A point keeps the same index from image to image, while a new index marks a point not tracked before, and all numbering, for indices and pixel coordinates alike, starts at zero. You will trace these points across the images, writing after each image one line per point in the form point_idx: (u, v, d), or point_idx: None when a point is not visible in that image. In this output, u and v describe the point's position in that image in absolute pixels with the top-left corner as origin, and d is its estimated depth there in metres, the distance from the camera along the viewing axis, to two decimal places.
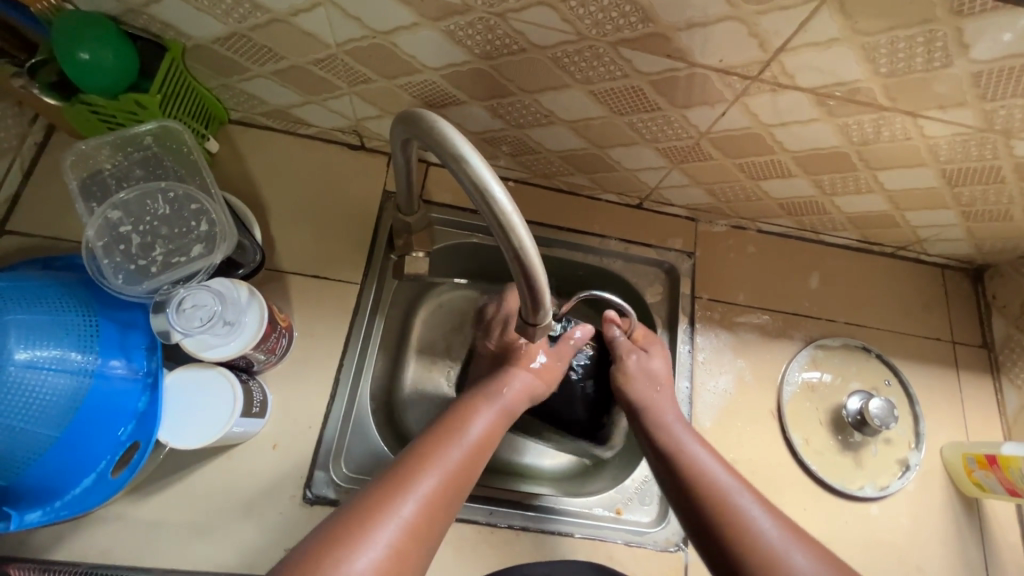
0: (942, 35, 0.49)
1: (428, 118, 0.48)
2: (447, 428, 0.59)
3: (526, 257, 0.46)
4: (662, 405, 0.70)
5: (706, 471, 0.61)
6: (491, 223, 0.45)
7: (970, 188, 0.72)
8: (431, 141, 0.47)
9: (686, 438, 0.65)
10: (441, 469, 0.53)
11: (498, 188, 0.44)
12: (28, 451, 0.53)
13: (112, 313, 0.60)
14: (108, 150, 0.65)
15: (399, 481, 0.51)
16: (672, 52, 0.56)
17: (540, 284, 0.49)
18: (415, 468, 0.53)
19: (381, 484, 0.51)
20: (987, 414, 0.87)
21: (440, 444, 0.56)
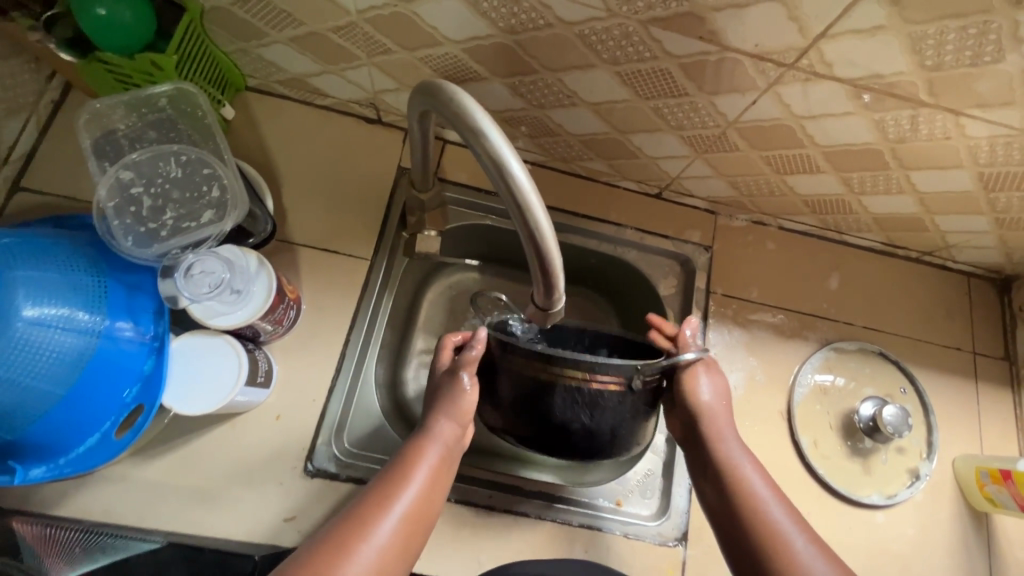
0: (996, 27, 0.46)
1: (448, 89, 0.46)
2: (376, 493, 0.53)
3: (541, 236, 0.45)
4: (722, 424, 0.61)
5: (756, 502, 0.56)
6: (506, 198, 0.44)
7: (1008, 194, 0.69)
8: (450, 115, 0.45)
9: (739, 458, 0.59)
10: (384, 532, 0.51)
11: (516, 164, 0.43)
12: (36, 407, 0.53)
13: (122, 275, 0.60)
14: (122, 110, 0.64)
15: (353, 532, 0.50)
16: (705, 34, 0.53)
17: (554, 267, 0.47)
18: (369, 514, 0.51)
19: (335, 533, 0.50)
20: (1003, 428, 0.85)
21: (367, 520, 0.51)
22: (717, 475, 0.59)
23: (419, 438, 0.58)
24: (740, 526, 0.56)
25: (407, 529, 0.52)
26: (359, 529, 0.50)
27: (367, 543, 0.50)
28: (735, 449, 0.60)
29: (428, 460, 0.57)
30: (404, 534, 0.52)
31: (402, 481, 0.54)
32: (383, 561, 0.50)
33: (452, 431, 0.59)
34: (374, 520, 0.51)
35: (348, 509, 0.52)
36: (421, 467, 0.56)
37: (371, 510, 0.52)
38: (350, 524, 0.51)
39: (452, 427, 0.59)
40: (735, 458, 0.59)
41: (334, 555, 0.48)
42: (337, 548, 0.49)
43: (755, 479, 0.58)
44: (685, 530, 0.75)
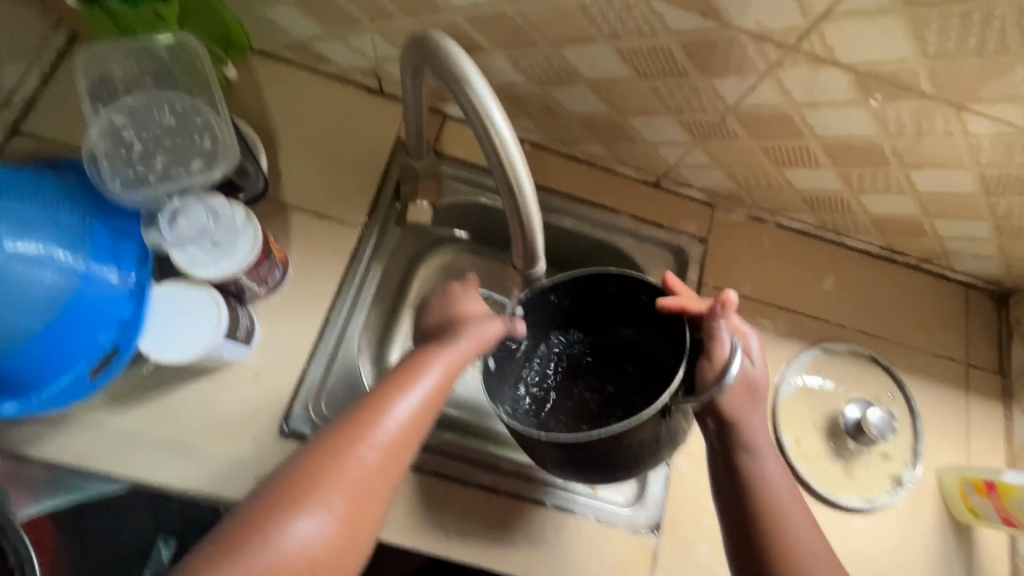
0: (1000, 14, 0.45)
1: (434, 38, 0.45)
2: (382, 397, 0.51)
3: (520, 190, 0.44)
4: (753, 421, 0.61)
5: (767, 492, 0.58)
6: (487, 147, 0.43)
7: (1009, 199, 0.67)
8: (436, 63, 0.45)
9: (762, 450, 0.60)
10: (388, 439, 0.49)
11: (496, 113, 0.42)
12: (11, 341, 0.54)
13: (108, 218, 0.60)
14: (120, 56, 0.64)
15: (353, 435, 0.48)
16: (706, 9, 0.52)
17: (531, 224, 0.46)
18: (372, 417, 0.49)
19: (334, 434, 0.49)
20: (992, 442, 0.84)
21: (369, 423, 0.49)
22: (731, 457, 0.60)
23: (430, 352, 0.55)
24: (743, 506, 0.58)
25: (412, 437, 0.51)
26: (361, 429, 0.49)
27: (369, 444, 0.48)
28: (761, 444, 0.60)
29: (438, 366, 0.54)
30: (407, 441, 0.50)
31: (409, 384, 0.52)
32: (384, 466, 0.49)
33: (469, 348, 0.57)
34: (377, 421, 0.49)
35: (353, 409, 0.51)
36: (431, 373, 0.53)
37: (376, 411, 0.50)
38: (350, 428, 0.49)
39: (467, 343, 0.57)
40: (771, 478, 0.59)
41: (334, 454, 0.47)
42: (338, 449, 0.47)
43: (789, 503, 0.58)
44: (659, 519, 0.74)
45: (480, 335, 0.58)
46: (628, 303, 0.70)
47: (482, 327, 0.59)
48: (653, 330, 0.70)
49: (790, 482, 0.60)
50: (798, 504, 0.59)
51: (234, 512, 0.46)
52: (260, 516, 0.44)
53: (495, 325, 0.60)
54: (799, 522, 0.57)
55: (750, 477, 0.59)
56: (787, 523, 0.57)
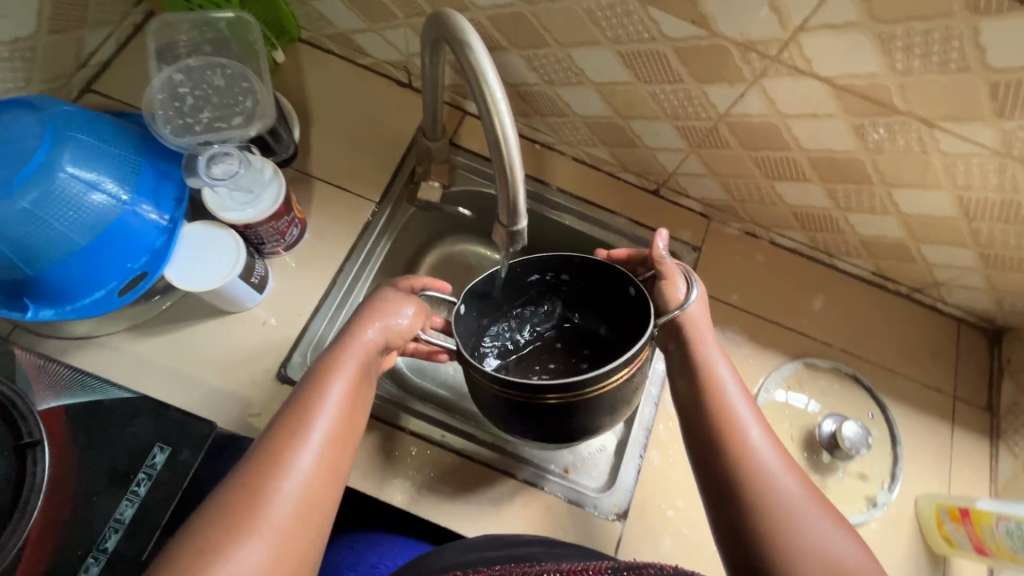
0: (958, 33, 0.50)
1: (447, 12, 0.53)
2: (290, 424, 0.52)
3: (506, 147, 0.51)
4: (703, 333, 0.64)
5: (719, 392, 0.60)
6: (480, 105, 0.50)
7: (989, 225, 0.70)
8: (446, 31, 0.52)
9: (714, 357, 0.62)
10: (307, 462, 0.51)
11: (490, 71, 0.49)
12: (58, 253, 0.61)
13: (155, 160, 0.68)
14: (187, 26, 0.73)
15: (270, 466, 0.49)
16: (696, 17, 0.59)
17: (514, 175, 0.52)
18: (285, 448, 0.51)
19: (253, 468, 0.49)
20: (975, 476, 0.83)
21: (284, 454, 0.50)
22: (688, 366, 0.62)
23: (329, 362, 0.57)
24: (702, 409, 0.59)
25: (330, 452, 0.53)
26: (275, 457, 0.50)
27: (291, 473, 0.49)
28: (713, 351, 0.63)
29: (345, 373, 0.56)
30: (328, 458, 0.52)
31: (315, 404, 0.54)
32: (313, 485, 0.50)
33: (377, 347, 0.60)
34: (291, 447, 0.51)
35: (262, 441, 0.51)
36: (338, 384, 0.55)
37: (285, 436, 0.51)
38: (268, 459, 0.50)
39: (373, 338, 0.59)
40: (717, 371, 0.61)
41: (255, 495, 0.48)
42: (257, 478, 0.49)
43: (736, 394, 0.60)
44: (626, 508, 0.76)
45: (386, 327, 0.61)
46: (550, 286, 0.76)
47: (387, 320, 0.61)
48: (599, 306, 0.74)
49: (738, 378, 0.62)
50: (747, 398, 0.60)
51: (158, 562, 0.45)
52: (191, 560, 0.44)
53: (403, 316, 0.63)
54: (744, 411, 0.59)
55: (694, 362, 0.62)
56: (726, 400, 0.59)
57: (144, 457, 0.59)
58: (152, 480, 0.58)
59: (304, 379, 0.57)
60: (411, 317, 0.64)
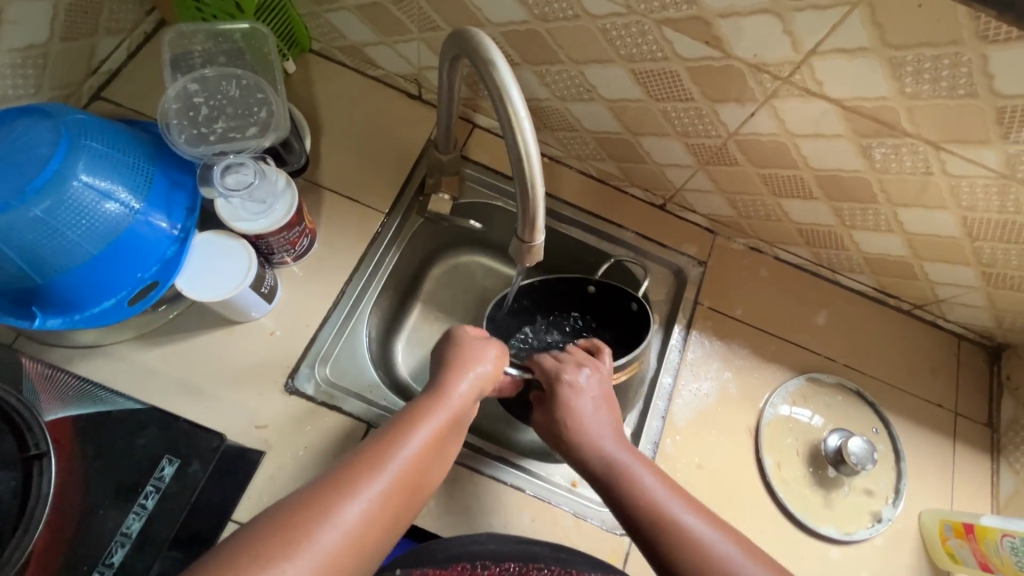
0: (967, 60, 0.51)
1: (467, 29, 0.54)
2: (376, 446, 0.53)
3: (528, 164, 0.51)
4: (598, 429, 0.66)
5: (647, 503, 0.59)
6: (503, 121, 0.50)
7: (991, 245, 0.71)
8: (467, 46, 0.53)
9: (632, 463, 0.63)
10: (377, 489, 0.50)
11: (513, 88, 0.50)
12: (68, 261, 0.61)
13: (167, 169, 0.68)
14: (202, 36, 0.74)
15: (342, 484, 0.49)
16: (710, 39, 0.60)
17: (534, 191, 0.53)
18: (364, 469, 0.51)
19: (323, 485, 0.49)
20: (976, 491, 0.84)
21: (360, 476, 0.50)
22: (610, 482, 0.62)
23: (425, 402, 0.59)
24: (641, 524, 0.59)
25: (401, 486, 0.52)
26: (352, 485, 0.50)
27: (360, 495, 0.49)
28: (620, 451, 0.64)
29: (437, 415, 0.58)
30: (391, 501, 0.51)
31: (400, 441, 0.54)
32: (373, 514, 0.49)
33: (469, 396, 0.62)
34: (370, 477, 0.51)
35: (342, 464, 0.52)
36: (427, 425, 0.57)
37: (365, 462, 0.51)
38: (344, 479, 0.50)
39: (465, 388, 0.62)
40: (638, 474, 0.62)
41: (321, 510, 0.47)
42: (327, 501, 0.48)
43: (664, 495, 0.60)
44: None
45: (482, 377, 0.64)
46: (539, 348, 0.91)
47: (478, 370, 0.64)
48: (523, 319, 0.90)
49: (658, 471, 0.63)
50: (671, 494, 0.60)
51: (206, 560, 0.43)
52: (245, 555, 0.43)
53: (491, 366, 0.66)
54: (681, 510, 0.59)
55: (612, 474, 0.62)
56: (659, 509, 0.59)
57: (153, 469, 0.59)
58: (160, 494, 0.58)
59: (393, 415, 0.58)
60: (495, 369, 0.67)
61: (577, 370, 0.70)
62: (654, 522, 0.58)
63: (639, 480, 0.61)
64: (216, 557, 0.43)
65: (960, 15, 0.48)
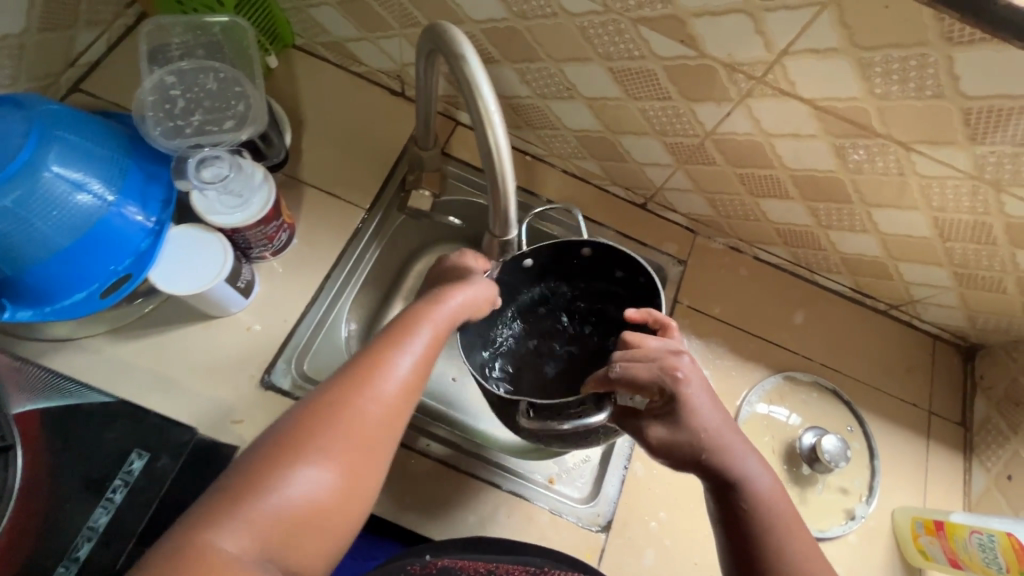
0: (933, 61, 0.52)
1: (440, 23, 0.54)
2: (374, 354, 0.53)
3: (499, 158, 0.52)
4: (730, 440, 0.58)
5: (771, 521, 0.55)
6: (473, 115, 0.51)
7: (962, 245, 0.72)
8: (439, 41, 0.53)
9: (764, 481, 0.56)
10: (383, 394, 0.50)
11: (484, 81, 0.50)
12: (40, 253, 0.60)
13: (143, 162, 0.68)
14: (179, 28, 0.73)
15: (346, 392, 0.50)
16: (685, 38, 0.60)
17: (505, 186, 0.53)
18: (365, 376, 0.51)
19: (329, 393, 0.50)
20: (948, 489, 0.85)
21: (364, 383, 0.50)
22: (736, 492, 0.56)
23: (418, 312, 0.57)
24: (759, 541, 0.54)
25: (405, 389, 0.52)
26: (356, 388, 0.50)
27: (366, 403, 0.50)
28: (755, 468, 0.57)
29: (433, 321, 0.57)
30: (397, 405, 0.51)
31: (398, 347, 0.53)
32: (381, 419, 0.50)
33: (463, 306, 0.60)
34: (373, 379, 0.51)
35: (345, 369, 0.52)
36: (425, 330, 0.56)
37: (365, 372, 0.51)
38: (345, 387, 0.50)
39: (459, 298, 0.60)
40: (766, 491, 0.56)
41: (329, 416, 0.48)
42: (338, 406, 0.49)
43: (790, 518, 0.55)
44: (609, 519, 0.76)
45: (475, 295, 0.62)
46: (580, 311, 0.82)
47: (473, 286, 0.63)
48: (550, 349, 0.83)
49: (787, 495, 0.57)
50: (795, 515, 0.56)
51: (237, 461, 0.47)
52: (269, 455, 0.46)
53: (482, 282, 0.65)
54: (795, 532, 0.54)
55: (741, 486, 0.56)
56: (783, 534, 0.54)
57: (122, 463, 0.58)
58: (128, 488, 0.57)
59: (389, 324, 0.57)
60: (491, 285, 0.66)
61: (701, 382, 0.59)
62: (772, 549, 0.53)
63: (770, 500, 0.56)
64: (247, 458, 0.46)
65: (926, 17, 0.49)
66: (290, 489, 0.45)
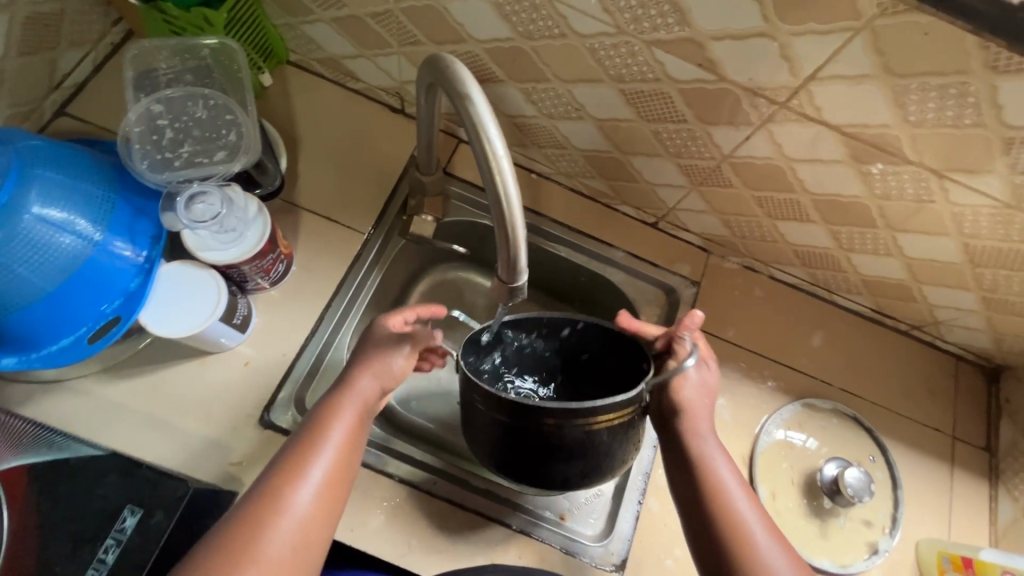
0: (974, 90, 0.48)
1: (444, 58, 0.51)
2: (288, 465, 0.55)
3: (507, 202, 0.49)
4: (702, 405, 0.64)
5: (714, 485, 0.60)
6: (480, 157, 0.48)
7: (993, 271, 0.69)
8: (443, 77, 0.50)
9: (712, 447, 0.62)
10: (298, 503, 0.54)
11: (491, 123, 0.47)
12: (24, 299, 0.57)
13: (130, 196, 0.64)
14: (166, 53, 0.70)
15: (262, 508, 0.52)
16: (703, 61, 0.57)
17: (515, 232, 0.51)
18: (279, 489, 0.54)
19: (247, 509, 0.53)
20: (974, 519, 0.82)
21: (278, 496, 0.53)
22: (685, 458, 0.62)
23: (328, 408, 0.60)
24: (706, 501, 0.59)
25: (322, 496, 0.55)
26: (270, 506, 0.53)
27: (281, 517, 0.53)
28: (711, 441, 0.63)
29: (345, 419, 0.59)
30: (317, 511, 0.54)
31: (310, 454, 0.56)
32: (298, 529, 0.53)
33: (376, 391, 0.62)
34: (287, 496, 0.54)
35: (260, 483, 0.55)
36: (338, 428, 0.59)
37: (279, 484, 0.54)
38: (260, 503, 0.53)
39: (370, 385, 0.62)
40: (712, 456, 0.62)
41: (246, 537, 0.51)
42: (252, 524, 0.52)
43: (730, 484, 0.60)
44: (624, 558, 0.73)
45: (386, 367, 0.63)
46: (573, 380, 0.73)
47: (383, 364, 0.63)
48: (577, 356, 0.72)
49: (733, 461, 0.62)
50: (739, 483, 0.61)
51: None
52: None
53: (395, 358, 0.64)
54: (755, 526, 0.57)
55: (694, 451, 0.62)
56: (729, 501, 0.59)
57: (114, 520, 0.55)
58: (120, 547, 0.54)
59: (303, 422, 0.60)
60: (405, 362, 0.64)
61: (711, 361, 0.68)
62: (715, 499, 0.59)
63: (730, 493, 0.59)
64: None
65: (968, 44, 0.45)
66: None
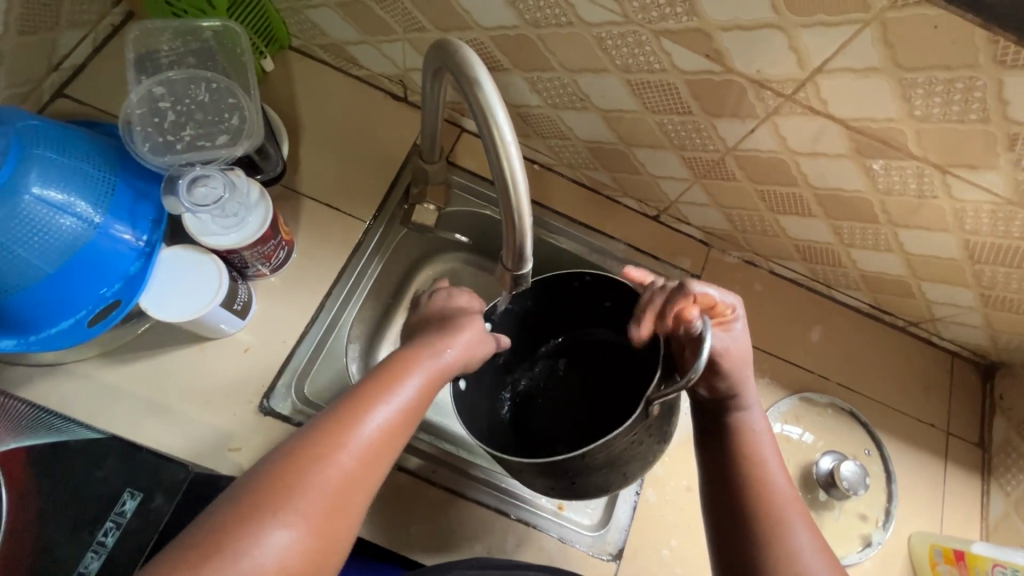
0: (981, 85, 0.48)
1: (452, 42, 0.50)
2: (361, 399, 0.50)
3: (515, 189, 0.49)
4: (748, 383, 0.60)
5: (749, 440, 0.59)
6: (487, 143, 0.48)
7: (992, 268, 0.69)
8: (451, 62, 0.50)
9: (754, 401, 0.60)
10: (366, 441, 0.47)
11: (499, 107, 0.47)
12: (22, 280, 0.57)
13: (131, 178, 0.64)
14: (168, 34, 0.69)
15: (329, 438, 0.46)
16: (711, 52, 0.56)
17: (522, 221, 0.51)
18: (347, 424, 0.47)
19: (310, 436, 0.47)
20: (966, 513, 0.83)
21: (344, 430, 0.47)
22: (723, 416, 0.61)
23: (403, 362, 0.54)
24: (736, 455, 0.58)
25: (389, 441, 0.49)
26: (337, 436, 0.47)
27: (348, 449, 0.46)
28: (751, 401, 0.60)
29: (424, 369, 0.54)
30: (383, 449, 0.48)
31: (383, 395, 0.50)
32: (365, 469, 0.47)
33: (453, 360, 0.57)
34: (355, 430, 0.47)
35: (330, 410, 0.49)
36: (416, 376, 0.53)
37: (347, 419, 0.48)
38: (326, 432, 0.47)
39: (450, 351, 0.57)
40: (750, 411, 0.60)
41: (306, 465, 0.45)
42: (314, 455, 0.45)
43: (764, 443, 0.59)
44: (621, 547, 0.74)
45: (469, 350, 0.59)
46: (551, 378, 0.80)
47: (469, 343, 0.59)
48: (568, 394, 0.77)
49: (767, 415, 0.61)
50: (774, 446, 0.59)
51: (205, 513, 0.43)
52: (237, 511, 0.43)
53: (481, 344, 0.61)
54: (758, 414, 0.60)
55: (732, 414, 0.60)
56: (761, 464, 0.58)
57: (114, 503, 0.55)
58: (120, 530, 0.55)
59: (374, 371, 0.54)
60: (483, 347, 0.61)
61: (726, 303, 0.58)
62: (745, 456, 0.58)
63: (762, 454, 0.58)
64: (198, 524, 0.43)
65: (977, 37, 0.45)
66: (248, 554, 0.41)
